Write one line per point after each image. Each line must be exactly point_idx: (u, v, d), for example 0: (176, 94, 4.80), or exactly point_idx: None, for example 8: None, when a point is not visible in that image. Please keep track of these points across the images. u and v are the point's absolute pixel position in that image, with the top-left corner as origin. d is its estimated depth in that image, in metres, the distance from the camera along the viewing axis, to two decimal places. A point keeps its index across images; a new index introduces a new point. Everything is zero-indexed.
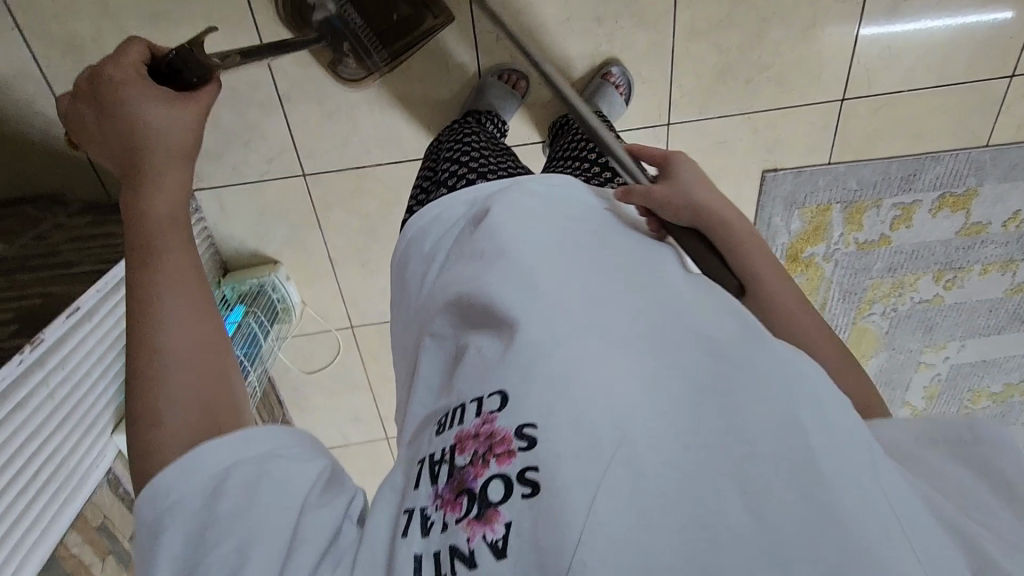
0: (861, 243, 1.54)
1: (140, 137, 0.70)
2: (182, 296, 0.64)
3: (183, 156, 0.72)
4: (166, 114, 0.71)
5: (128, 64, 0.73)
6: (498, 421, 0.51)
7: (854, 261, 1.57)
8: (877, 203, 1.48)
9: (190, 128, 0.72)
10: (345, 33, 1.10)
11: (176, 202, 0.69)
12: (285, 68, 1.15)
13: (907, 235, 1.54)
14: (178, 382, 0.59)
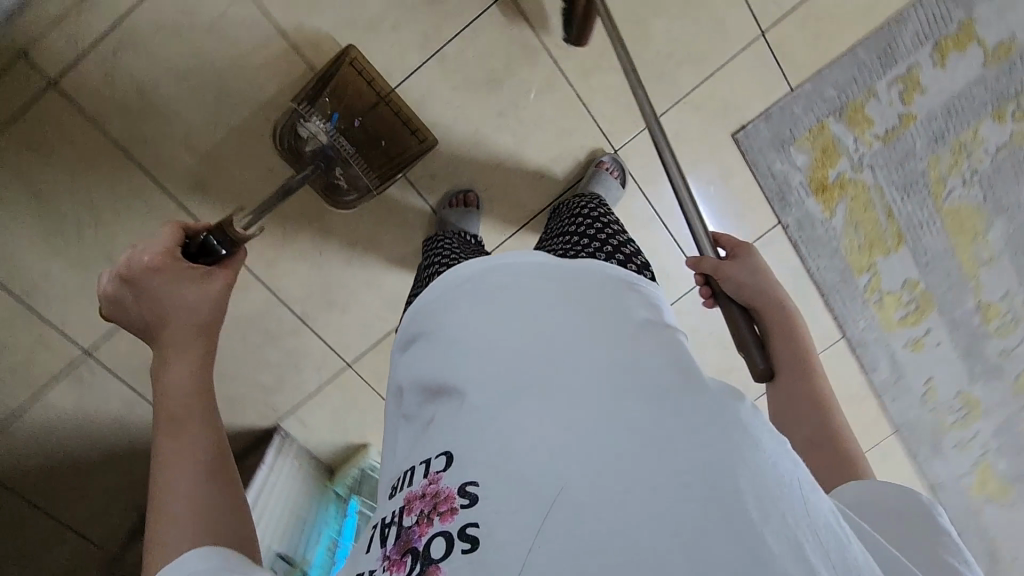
0: (874, 141, 1.40)
1: (173, 307, 0.78)
2: (205, 448, 0.68)
3: (207, 327, 0.77)
4: (194, 291, 0.79)
5: (164, 245, 0.82)
6: (443, 479, 0.48)
7: (884, 157, 1.41)
8: (880, 84, 1.35)
9: (214, 295, 0.79)
10: (334, 161, 1.18)
11: (201, 365, 0.74)
12: (294, 292, 1.35)
13: (930, 101, 1.36)
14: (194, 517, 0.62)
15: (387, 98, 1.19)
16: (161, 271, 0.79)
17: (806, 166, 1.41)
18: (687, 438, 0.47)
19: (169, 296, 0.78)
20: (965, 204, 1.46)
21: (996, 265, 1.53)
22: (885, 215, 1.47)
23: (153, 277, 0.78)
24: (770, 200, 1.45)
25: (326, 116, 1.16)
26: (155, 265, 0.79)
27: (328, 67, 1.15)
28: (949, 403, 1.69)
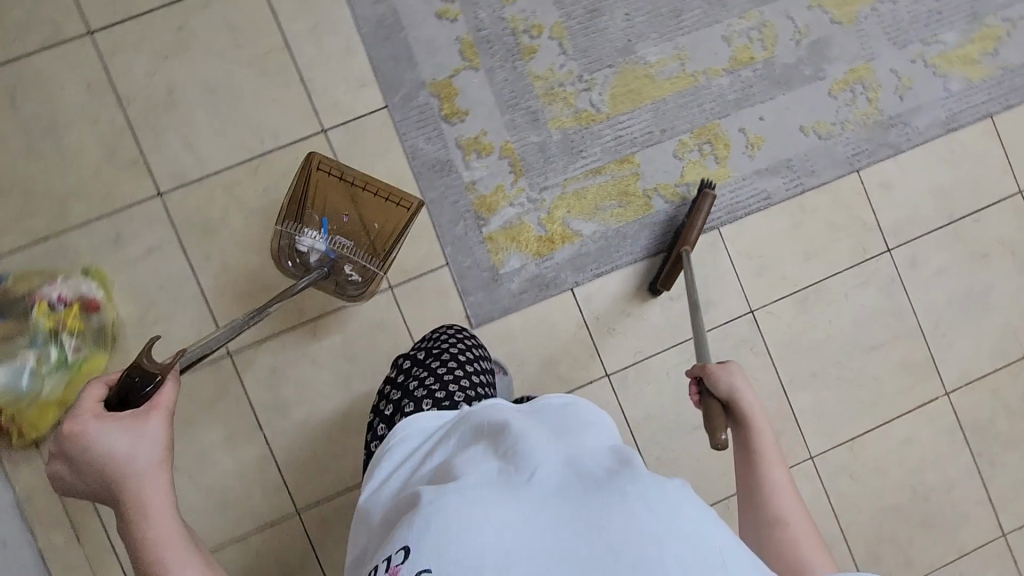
0: (719, 123, 1.17)
1: (108, 472, 0.60)
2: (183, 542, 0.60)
3: (163, 471, 0.61)
4: (128, 437, 0.60)
5: (90, 413, 0.61)
6: (402, 574, 0.48)
7: (717, 103, 1.17)
8: (648, 63, 1.16)
9: (149, 442, 0.61)
10: (339, 264, 1.02)
11: (167, 501, 0.61)
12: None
13: (556, 24, 1.14)
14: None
15: (364, 182, 1.02)
16: (85, 444, 0.60)
17: (638, 161, 1.16)
18: (607, 513, 0.48)
19: (109, 462, 0.60)
20: (768, 73, 1.18)
21: (832, 70, 1.20)
22: (756, 147, 1.18)
23: (86, 450, 0.60)
24: (599, 257, 1.15)
25: (317, 228, 1.01)
26: (83, 436, 0.59)
27: (296, 185, 1.01)
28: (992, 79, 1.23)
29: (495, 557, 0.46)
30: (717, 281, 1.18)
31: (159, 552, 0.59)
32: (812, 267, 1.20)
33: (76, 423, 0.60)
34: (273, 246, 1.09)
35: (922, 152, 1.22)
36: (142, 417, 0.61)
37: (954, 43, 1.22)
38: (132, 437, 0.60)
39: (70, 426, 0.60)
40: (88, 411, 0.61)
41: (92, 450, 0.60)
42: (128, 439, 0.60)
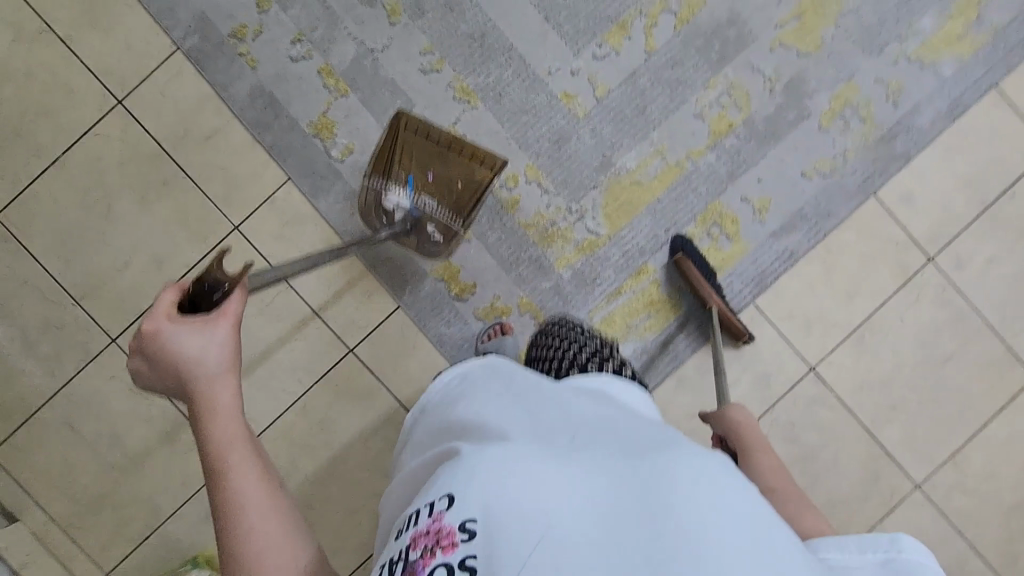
0: (720, 201, 1.14)
1: (177, 371, 0.55)
2: (261, 477, 0.54)
3: (231, 377, 0.56)
4: (200, 339, 0.54)
5: (167, 313, 0.56)
6: (444, 516, 0.42)
7: (710, 182, 1.14)
8: (629, 170, 1.13)
9: (217, 349, 0.55)
10: (423, 222, 1.05)
11: (240, 428, 0.55)
12: None
13: (531, 167, 1.13)
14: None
15: (449, 141, 0.99)
16: (153, 357, 0.55)
17: (653, 267, 1.14)
18: (662, 472, 0.42)
19: (187, 364, 0.54)
20: (751, 130, 1.14)
21: (815, 104, 1.14)
22: (763, 210, 1.15)
23: (169, 346, 0.54)
24: (649, 372, 1.14)
25: (404, 183, 1.02)
26: (158, 336, 0.55)
27: (384, 140, 0.99)
28: (987, 46, 1.15)
29: (538, 496, 0.41)
30: (767, 352, 1.16)
31: (228, 464, 0.53)
32: (859, 304, 1.16)
33: (157, 325, 0.55)
34: (341, 473, 1.13)
35: (933, 149, 1.16)
36: (213, 321, 0.56)
37: (934, 27, 1.15)
38: (207, 330, 0.55)
39: (161, 318, 0.55)
40: (159, 315, 0.55)
41: (169, 355, 0.55)
42: (201, 341, 0.55)
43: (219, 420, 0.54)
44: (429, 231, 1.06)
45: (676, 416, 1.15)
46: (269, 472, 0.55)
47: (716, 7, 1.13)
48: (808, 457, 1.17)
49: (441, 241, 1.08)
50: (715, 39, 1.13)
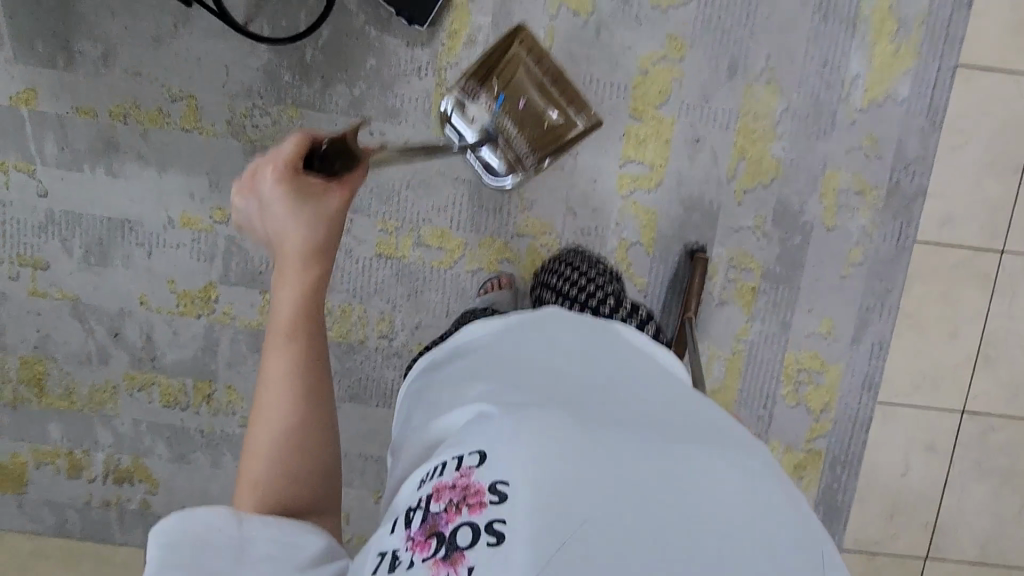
0: (790, 352, 1.14)
1: (280, 241, 0.62)
2: (317, 363, 0.63)
3: (313, 260, 0.63)
4: (312, 211, 0.60)
5: (279, 160, 0.59)
6: (473, 474, 0.47)
7: (770, 344, 1.14)
8: None
9: (318, 229, 0.61)
10: (494, 139, 1.04)
11: (312, 307, 0.64)
12: None
13: None
14: (272, 455, 0.61)
15: (556, 75, 1.00)
16: (243, 202, 0.62)
17: (775, 440, 1.17)
18: (679, 469, 0.46)
19: (287, 237, 0.61)
20: (773, 278, 1.12)
21: (809, 214, 1.10)
22: (832, 330, 1.13)
23: (261, 192, 0.60)
24: (831, 513, 1.20)
25: (492, 100, 1.03)
26: (271, 182, 0.59)
27: (498, 46, 1.01)
28: (923, 39, 1.05)
29: (559, 469, 0.45)
30: (916, 428, 1.18)
31: (292, 317, 0.62)
32: (966, 335, 1.15)
33: (282, 170, 0.58)
34: None
35: (941, 162, 1.09)
36: (321, 193, 0.60)
37: (866, 64, 1.06)
38: (310, 206, 0.60)
39: (272, 162, 0.59)
40: (269, 160, 0.60)
41: (281, 230, 0.61)
42: (311, 208, 0.60)
43: (297, 292, 0.63)
44: (498, 149, 1.04)
45: (877, 526, 1.21)
46: (320, 361, 0.63)
47: (668, 210, 1.09)
48: (1010, 478, 1.20)
49: (513, 161, 1.05)
50: (686, 234, 1.10)
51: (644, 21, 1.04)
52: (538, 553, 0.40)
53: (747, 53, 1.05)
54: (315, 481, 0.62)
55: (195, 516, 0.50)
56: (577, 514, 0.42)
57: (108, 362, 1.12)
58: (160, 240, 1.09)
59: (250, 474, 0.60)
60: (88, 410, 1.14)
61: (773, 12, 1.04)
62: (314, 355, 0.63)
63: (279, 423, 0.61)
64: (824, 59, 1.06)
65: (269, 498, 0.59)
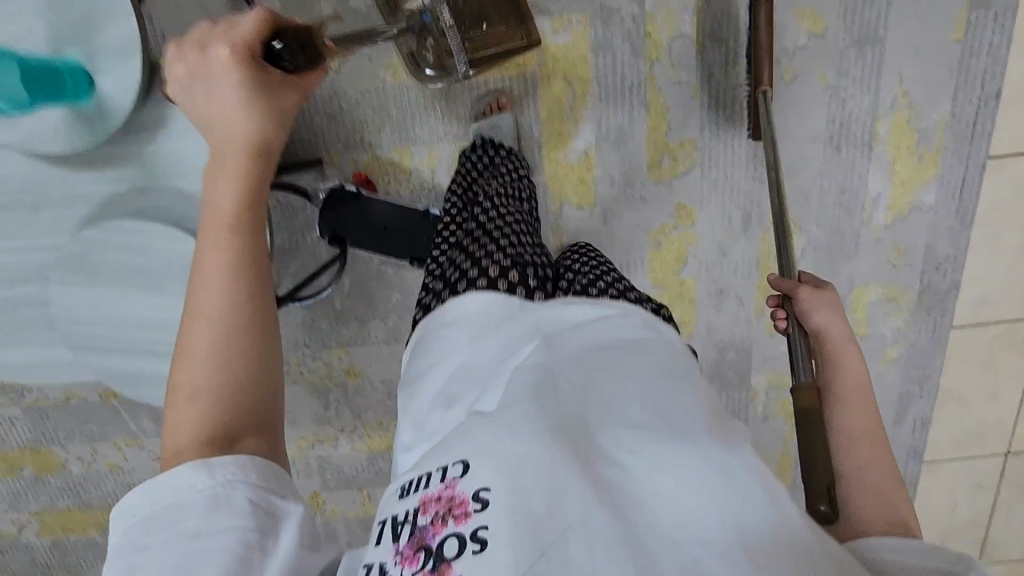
0: None
1: (216, 122, 0.64)
2: (256, 257, 0.65)
3: (258, 146, 0.65)
4: (261, 94, 0.63)
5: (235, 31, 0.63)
6: (458, 485, 0.52)
7: None
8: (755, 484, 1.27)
9: (268, 117, 0.64)
10: (427, 32, 0.84)
11: (253, 184, 0.65)
12: None
13: None
14: (210, 352, 0.61)
15: None
16: (186, 86, 0.63)
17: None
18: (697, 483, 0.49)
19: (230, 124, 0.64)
20: None
21: None
22: None
23: (215, 73, 0.62)
24: None
25: None
26: (226, 51, 0.61)
27: None
28: (943, 146, 0.99)
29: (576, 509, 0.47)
30: (963, 474, 1.27)
31: (230, 221, 0.64)
32: (1006, 393, 1.20)
33: (239, 52, 0.62)
34: None
35: (974, 252, 1.07)
36: (275, 80, 0.65)
37: (887, 182, 1.01)
38: (259, 90, 0.63)
39: (232, 31, 0.63)
40: (228, 30, 0.63)
41: (220, 108, 0.63)
42: (268, 99, 0.64)
43: (232, 184, 0.64)
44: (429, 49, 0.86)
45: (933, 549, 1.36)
46: (259, 247, 0.65)
47: (703, 355, 1.15)
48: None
49: (441, 65, 0.87)
50: (724, 371, 1.16)
51: (649, 198, 1.02)
52: (517, 563, 0.46)
53: (759, 201, 1.03)
54: (256, 378, 0.62)
55: (174, 477, 0.56)
56: (551, 527, 0.47)
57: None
58: None
59: (183, 384, 0.61)
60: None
61: (782, 156, 0.99)
62: (248, 257, 0.64)
63: (219, 303, 0.62)
64: (841, 188, 1.02)
65: (204, 409, 0.60)
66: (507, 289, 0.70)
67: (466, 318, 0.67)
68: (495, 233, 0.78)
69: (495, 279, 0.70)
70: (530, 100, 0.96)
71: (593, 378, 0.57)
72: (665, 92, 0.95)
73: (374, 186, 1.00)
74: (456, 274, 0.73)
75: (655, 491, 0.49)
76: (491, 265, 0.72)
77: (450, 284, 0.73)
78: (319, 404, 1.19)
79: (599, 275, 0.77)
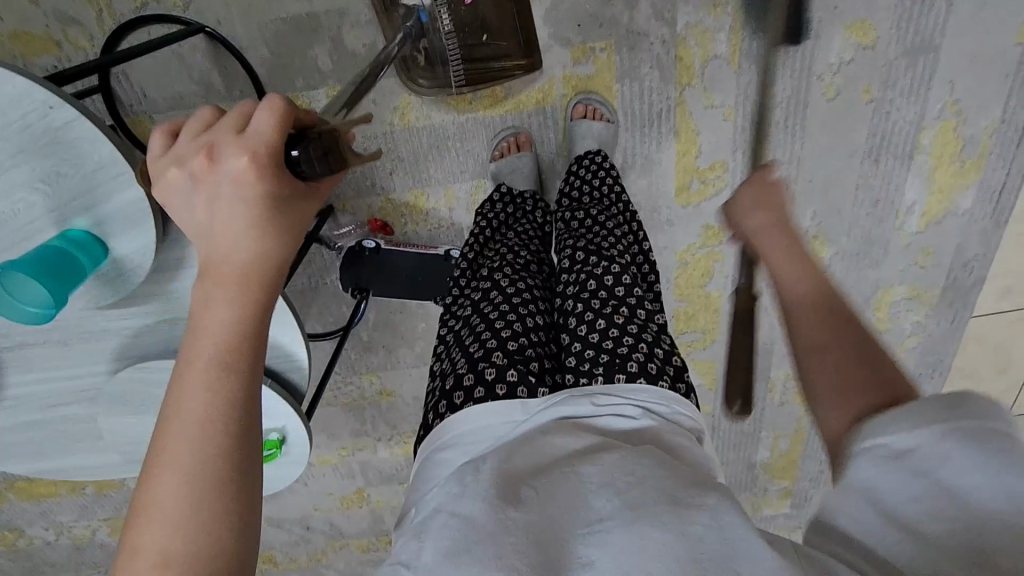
0: None
1: (207, 232, 0.41)
2: (250, 399, 0.40)
3: (253, 273, 0.41)
4: (265, 214, 0.40)
5: (246, 129, 0.39)
6: None
7: None
8: (769, 459, 1.33)
9: (274, 246, 0.41)
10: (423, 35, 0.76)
11: (249, 335, 0.41)
12: None
13: None
14: (170, 521, 0.37)
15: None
16: (181, 202, 0.41)
17: None
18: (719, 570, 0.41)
19: (225, 237, 0.40)
20: None
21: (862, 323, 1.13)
22: None
23: (218, 187, 0.39)
24: None
25: None
26: (232, 156, 0.39)
27: None
28: (984, 149, 0.93)
29: None
30: None
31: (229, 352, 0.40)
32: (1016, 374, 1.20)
33: (248, 155, 0.39)
34: None
35: (1006, 250, 1.03)
36: (299, 193, 0.41)
37: (923, 191, 0.97)
38: (278, 209, 0.40)
39: (239, 130, 0.40)
40: (234, 123, 0.40)
41: (207, 223, 0.41)
42: (278, 219, 0.41)
43: (211, 315, 0.40)
44: (424, 56, 0.79)
45: None
46: (246, 408, 0.40)
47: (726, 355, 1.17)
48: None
49: (435, 74, 0.80)
50: None
51: (676, 221, 0.99)
52: None
53: (790, 216, 0.99)
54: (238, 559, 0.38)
55: None
56: None
57: (311, 541, 1.46)
58: (309, 474, 1.33)
59: (143, 552, 0.37)
60: (309, 567, 1.52)
61: (816, 173, 0.94)
62: (219, 402, 0.39)
63: (185, 460, 0.38)
64: (876, 198, 0.97)
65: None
66: (507, 395, 0.61)
67: (471, 426, 0.60)
68: (493, 316, 0.68)
69: (494, 385, 0.62)
70: (546, 135, 0.92)
71: (584, 476, 0.48)
72: (696, 117, 0.89)
73: (391, 229, 0.95)
74: (453, 379, 0.64)
75: (612, 563, 0.42)
76: (485, 366, 0.63)
77: (445, 396, 0.64)
78: (355, 420, 1.24)
79: (630, 352, 0.63)
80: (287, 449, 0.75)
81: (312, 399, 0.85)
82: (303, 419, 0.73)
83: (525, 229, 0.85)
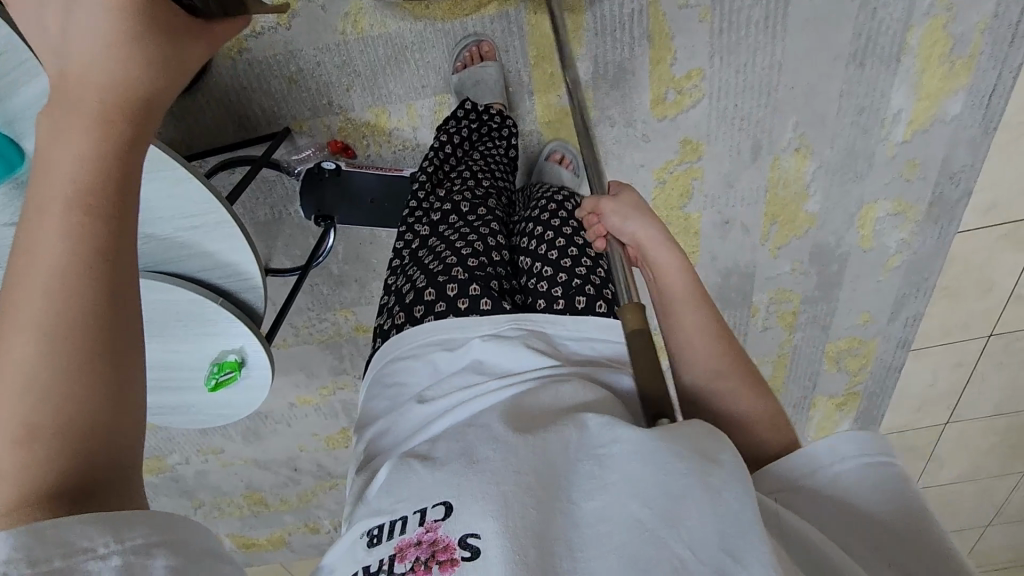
0: (831, 342, 1.28)
1: (60, 48, 0.34)
2: (125, 249, 0.33)
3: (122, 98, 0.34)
4: (139, 32, 0.35)
5: None
6: (439, 527, 0.42)
7: (813, 340, 1.28)
8: None
9: (151, 70, 0.35)
10: None
11: (118, 172, 0.34)
12: None
13: None
14: (33, 383, 0.30)
15: None
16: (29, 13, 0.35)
17: (820, 394, 1.39)
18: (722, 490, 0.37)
19: (86, 54, 0.34)
20: (811, 300, 1.20)
21: (845, 243, 1.11)
22: (869, 319, 1.24)
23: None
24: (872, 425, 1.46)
25: None
26: None
27: None
28: (975, 50, 0.88)
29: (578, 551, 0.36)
30: (950, 365, 1.31)
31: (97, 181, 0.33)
32: (1000, 293, 1.17)
33: None
34: None
35: (995, 161, 0.99)
36: (185, 33, 0.38)
37: (911, 96, 0.92)
38: (149, 47, 0.35)
39: None
40: None
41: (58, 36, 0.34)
42: (152, 45, 0.36)
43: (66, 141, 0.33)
44: None
45: (915, 428, 1.46)
46: (122, 249, 0.33)
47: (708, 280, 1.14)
48: None
49: None
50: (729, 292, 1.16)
51: (652, 136, 0.94)
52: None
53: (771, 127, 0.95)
54: (125, 430, 0.31)
55: None
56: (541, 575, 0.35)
57: (300, 482, 1.47)
58: (292, 415, 1.32)
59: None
60: (301, 507, 1.53)
61: (798, 79, 0.90)
62: (87, 238, 0.32)
63: (42, 303, 0.31)
64: (860, 106, 0.93)
65: (47, 464, 0.29)
66: (469, 309, 0.60)
67: (426, 338, 0.59)
68: (453, 233, 0.66)
69: (456, 300, 0.61)
70: (512, 42, 0.87)
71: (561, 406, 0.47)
72: (670, 19, 0.85)
73: (353, 152, 0.91)
74: (411, 294, 0.63)
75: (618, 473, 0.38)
76: (447, 282, 0.62)
77: (405, 306, 0.63)
78: (333, 358, 1.22)
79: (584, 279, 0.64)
80: (248, 371, 0.73)
81: (272, 325, 0.83)
82: (262, 341, 0.70)
83: (488, 147, 0.81)
